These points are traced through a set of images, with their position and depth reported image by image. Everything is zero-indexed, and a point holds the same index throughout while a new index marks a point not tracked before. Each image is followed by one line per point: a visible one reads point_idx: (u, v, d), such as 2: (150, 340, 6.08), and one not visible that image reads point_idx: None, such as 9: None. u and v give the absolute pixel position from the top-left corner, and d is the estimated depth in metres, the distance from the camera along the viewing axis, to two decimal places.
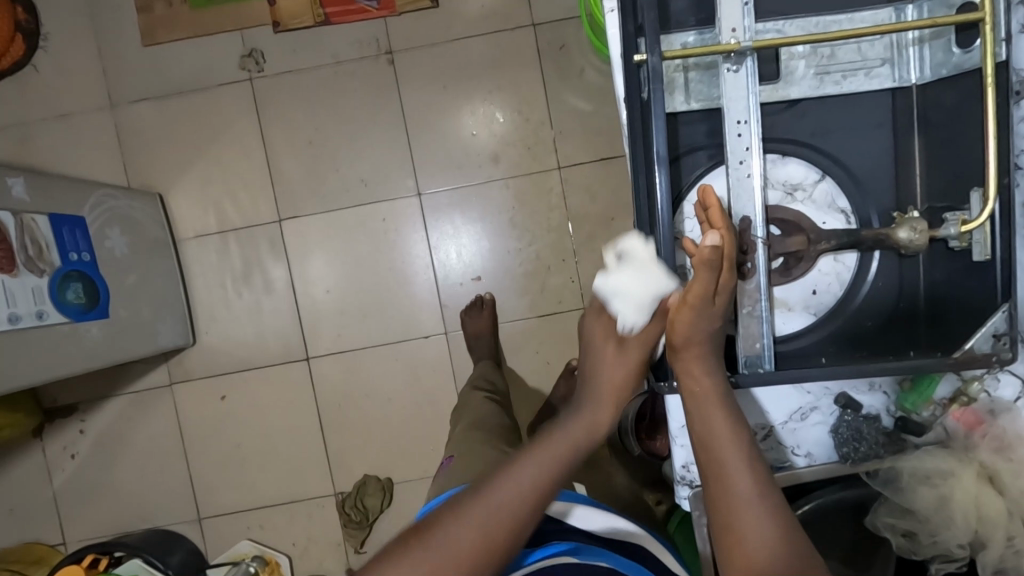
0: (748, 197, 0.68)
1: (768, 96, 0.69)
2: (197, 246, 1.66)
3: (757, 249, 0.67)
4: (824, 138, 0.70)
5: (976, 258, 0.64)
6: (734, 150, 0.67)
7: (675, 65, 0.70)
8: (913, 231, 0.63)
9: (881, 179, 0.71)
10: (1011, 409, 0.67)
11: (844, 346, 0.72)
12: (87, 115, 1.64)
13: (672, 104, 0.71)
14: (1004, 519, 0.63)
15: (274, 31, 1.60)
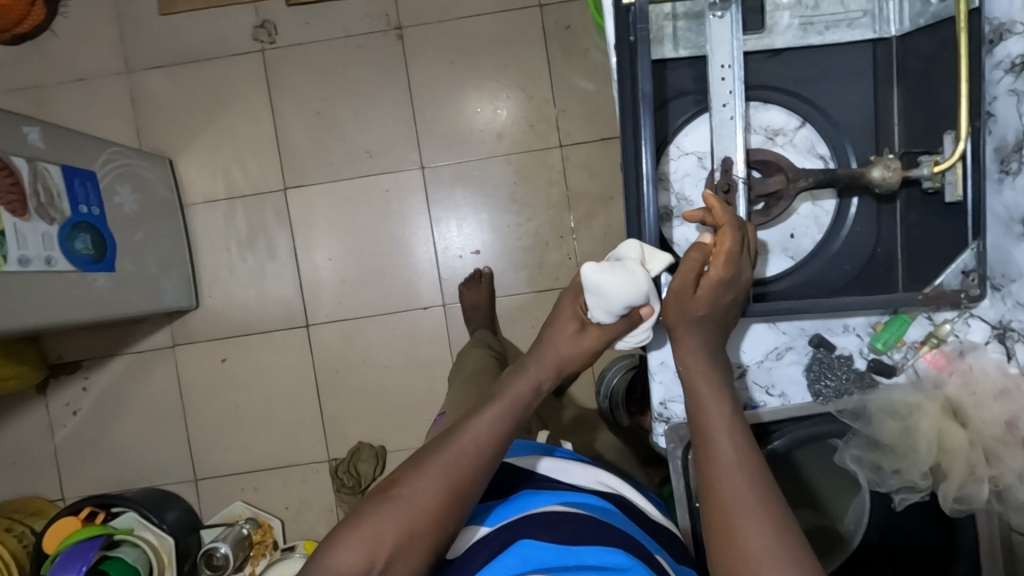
0: (729, 140, 0.70)
1: (753, 45, 0.71)
2: (204, 211, 1.70)
3: (738, 189, 0.69)
4: (806, 86, 0.73)
5: (948, 199, 0.67)
6: (717, 93, 0.69)
7: (665, 14, 0.71)
8: (885, 170, 0.66)
9: (860, 127, 0.74)
10: (978, 348, 0.69)
11: (822, 289, 0.75)
12: (103, 79, 1.68)
13: (661, 53, 0.73)
14: (966, 449, 0.66)
15: (288, 4, 1.65)
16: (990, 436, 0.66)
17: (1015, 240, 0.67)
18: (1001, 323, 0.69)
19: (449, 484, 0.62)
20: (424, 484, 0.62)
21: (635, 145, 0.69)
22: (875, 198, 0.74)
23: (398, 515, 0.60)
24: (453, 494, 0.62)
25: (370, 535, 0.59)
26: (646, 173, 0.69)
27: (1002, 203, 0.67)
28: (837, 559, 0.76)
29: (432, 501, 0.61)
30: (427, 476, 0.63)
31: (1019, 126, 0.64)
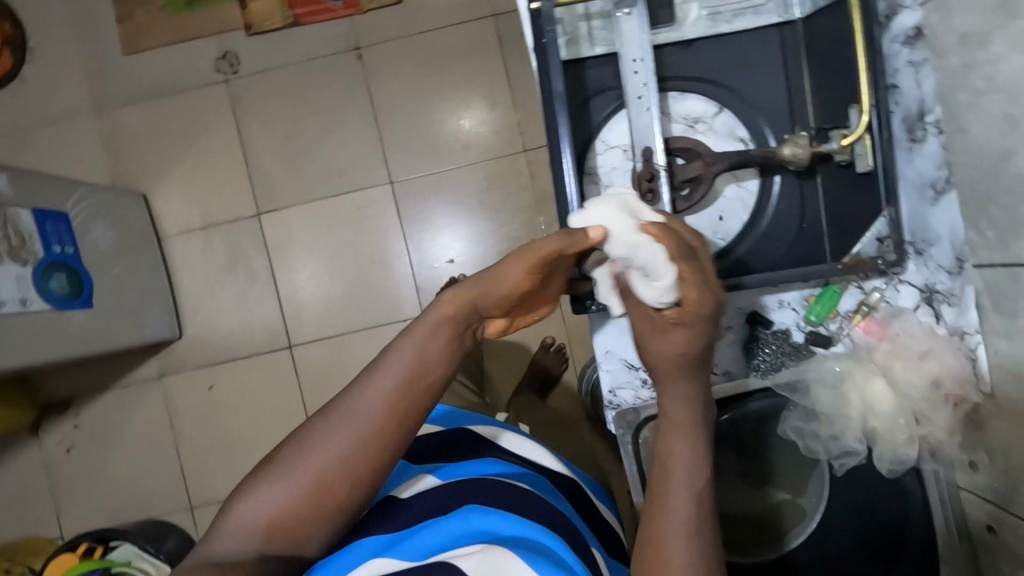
0: (646, 129, 0.72)
1: (666, 38, 0.74)
2: (182, 242, 1.73)
3: (660, 177, 0.71)
4: (720, 73, 0.76)
5: (859, 170, 0.70)
6: (631, 87, 0.72)
7: (578, 15, 0.74)
8: (794, 148, 0.70)
9: (777, 106, 0.76)
10: (905, 313, 0.71)
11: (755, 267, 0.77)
12: (74, 121, 1.72)
13: (579, 52, 0.76)
14: (894, 411, 0.69)
15: (248, 33, 1.69)
16: (917, 399, 0.68)
17: (928, 204, 0.68)
18: (926, 286, 0.70)
19: (343, 456, 0.58)
20: (320, 443, 0.58)
21: (557, 144, 0.72)
22: (796, 174, 0.76)
23: (292, 473, 0.57)
24: (349, 467, 0.58)
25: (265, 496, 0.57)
26: (568, 169, 0.72)
27: (915, 171, 0.69)
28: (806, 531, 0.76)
29: (327, 461, 0.57)
30: (328, 434, 0.58)
31: (918, 96, 0.66)
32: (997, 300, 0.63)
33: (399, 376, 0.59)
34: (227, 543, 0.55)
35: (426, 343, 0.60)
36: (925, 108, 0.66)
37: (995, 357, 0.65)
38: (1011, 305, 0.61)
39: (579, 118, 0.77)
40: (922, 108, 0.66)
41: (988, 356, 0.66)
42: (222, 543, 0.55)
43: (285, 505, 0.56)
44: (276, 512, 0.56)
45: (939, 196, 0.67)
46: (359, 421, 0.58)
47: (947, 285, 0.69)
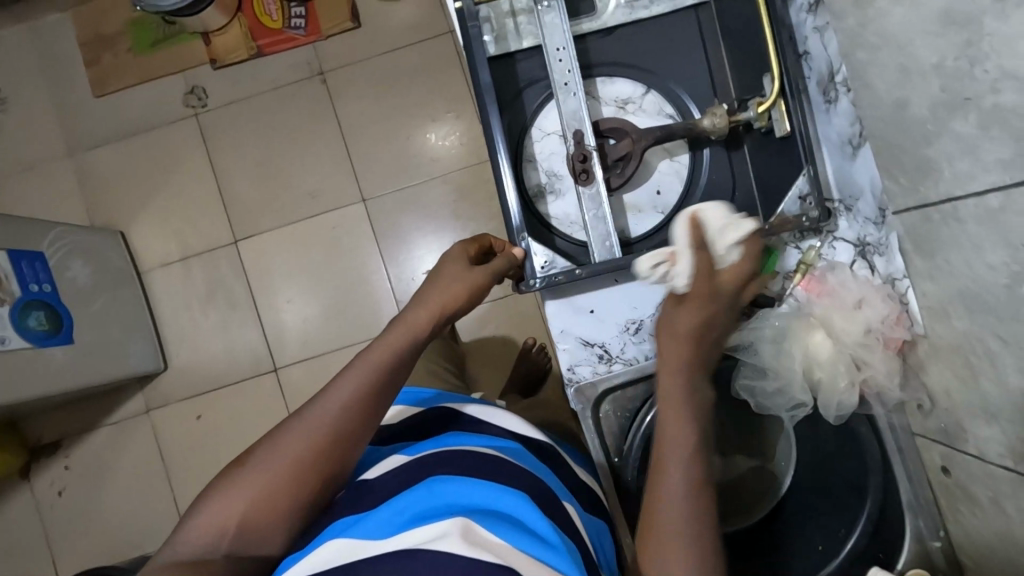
0: (574, 112, 0.75)
1: (588, 27, 0.78)
2: (162, 275, 1.75)
3: (591, 157, 0.74)
4: (642, 57, 0.80)
5: (778, 134, 0.73)
6: (558, 74, 0.75)
7: (504, 12, 0.78)
8: (712, 119, 0.73)
9: (699, 83, 0.81)
10: (841, 266, 0.74)
11: None
12: (49, 165, 1.75)
13: (505, 47, 0.79)
14: (833, 358, 0.71)
15: (214, 67, 1.73)
16: (853, 343, 0.71)
17: (849, 159, 0.72)
18: (859, 240, 0.74)
19: (303, 447, 0.60)
20: (279, 446, 0.61)
21: (490, 133, 0.75)
22: (723, 145, 0.80)
23: (253, 477, 0.59)
24: (308, 459, 0.60)
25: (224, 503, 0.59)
26: (502, 157, 0.75)
27: (835, 130, 0.72)
28: (777, 498, 0.81)
29: (288, 463, 0.60)
30: (287, 438, 0.61)
31: (826, 59, 0.70)
32: (917, 243, 0.65)
33: (356, 372, 0.63)
34: (195, 540, 0.57)
35: (385, 349, 0.64)
36: (833, 71, 0.70)
37: (924, 297, 0.67)
38: (930, 245, 0.63)
39: (514, 111, 0.81)
40: (831, 69, 0.70)
41: (919, 298, 0.68)
42: (185, 543, 0.58)
43: (244, 500, 0.59)
44: (232, 518, 0.58)
45: (857, 151, 0.70)
46: (318, 413, 0.61)
47: (876, 237, 0.71)
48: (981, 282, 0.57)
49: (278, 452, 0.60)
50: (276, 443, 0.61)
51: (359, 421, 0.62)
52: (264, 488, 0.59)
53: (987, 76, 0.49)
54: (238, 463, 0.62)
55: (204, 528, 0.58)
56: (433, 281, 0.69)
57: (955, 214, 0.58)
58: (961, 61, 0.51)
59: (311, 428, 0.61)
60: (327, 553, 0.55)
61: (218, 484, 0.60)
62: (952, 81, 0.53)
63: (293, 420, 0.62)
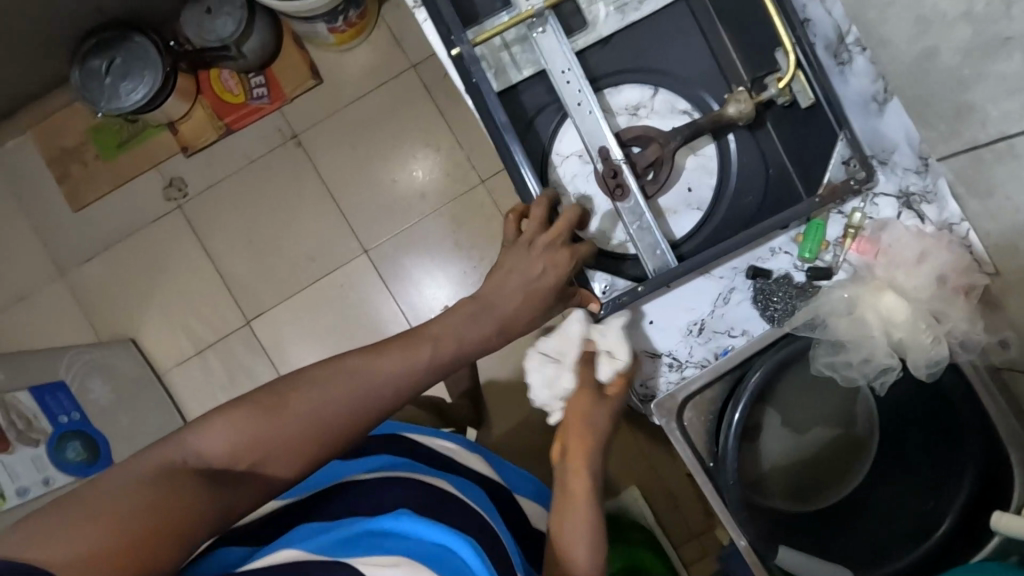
0: (594, 130, 0.74)
1: (585, 42, 0.77)
2: (181, 372, 1.71)
3: (623, 171, 0.73)
4: (645, 58, 0.79)
5: (804, 105, 0.72)
6: (569, 95, 0.74)
7: (498, 46, 0.78)
8: (738, 106, 0.73)
9: (706, 72, 0.80)
10: (891, 222, 0.73)
11: (738, 223, 0.80)
12: (44, 289, 1.72)
13: (507, 80, 0.79)
14: (913, 317, 0.69)
15: (186, 154, 1.70)
16: (928, 298, 0.69)
17: (876, 116, 0.72)
18: (902, 192, 0.73)
19: (355, 406, 0.59)
20: (325, 397, 0.58)
21: (517, 169, 0.75)
22: (747, 129, 0.80)
23: (289, 422, 0.56)
24: (341, 424, 0.59)
25: (247, 431, 0.55)
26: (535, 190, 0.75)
27: (854, 91, 0.73)
28: (869, 460, 0.85)
29: (331, 420, 0.58)
30: (342, 389, 0.59)
31: (833, 23, 0.70)
32: (968, 184, 0.65)
33: (422, 366, 0.64)
34: (204, 458, 0.54)
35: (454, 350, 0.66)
36: (843, 32, 0.69)
37: (987, 236, 0.67)
38: (985, 184, 0.63)
39: (530, 141, 0.81)
40: (840, 32, 0.70)
41: (982, 238, 0.67)
42: (196, 453, 0.54)
43: (272, 435, 0.56)
44: (249, 455, 0.55)
45: (885, 105, 0.70)
46: (367, 382, 0.60)
47: (920, 186, 0.71)
48: None
49: (324, 401, 0.58)
50: (326, 394, 0.58)
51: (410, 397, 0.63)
52: (297, 435, 0.56)
53: None
54: (277, 393, 0.58)
55: (218, 450, 0.54)
56: (521, 273, 0.70)
57: (1011, 150, 0.57)
58: (994, 4, 0.50)
59: (366, 392, 0.60)
60: (271, 556, 0.54)
61: (246, 405, 0.57)
62: (986, 25, 0.52)
63: (349, 375, 0.60)
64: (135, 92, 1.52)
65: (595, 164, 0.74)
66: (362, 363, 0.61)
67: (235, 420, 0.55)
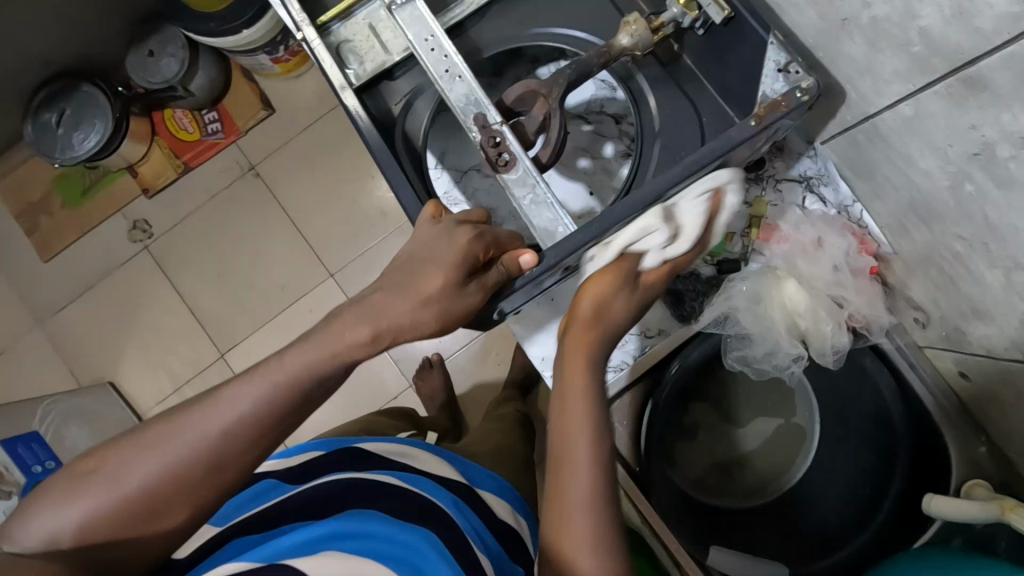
0: (465, 98, 0.69)
1: (463, 11, 0.77)
2: (163, 411, 1.60)
3: (504, 138, 0.67)
4: (542, 18, 0.79)
5: (719, 21, 0.63)
6: (436, 62, 0.70)
7: (364, 27, 0.77)
8: (630, 32, 0.68)
9: (607, 26, 0.78)
10: (791, 209, 0.72)
11: (666, 164, 0.73)
12: (20, 341, 1.63)
13: (377, 59, 0.77)
14: (814, 302, 0.69)
15: (148, 196, 1.63)
16: (825, 283, 0.69)
17: None
18: (803, 176, 0.71)
19: (175, 462, 0.50)
20: (139, 458, 0.50)
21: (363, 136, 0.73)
22: (664, 68, 0.74)
23: (104, 491, 0.49)
24: (153, 489, 0.49)
25: (65, 508, 0.49)
26: (387, 159, 0.72)
27: None
28: (812, 450, 0.81)
29: (152, 483, 0.49)
30: (160, 444, 0.50)
31: None
32: (854, 166, 0.64)
33: (270, 391, 0.53)
34: (28, 544, 0.49)
35: (357, 324, 0.57)
36: None
37: (880, 217, 0.66)
38: (866, 167, 0.61)
39: (408, 128, 0.81)
40: None
41: (875, 218, 0.67)
42: (23, 544, 0.49)
43: (89, 511, 0.49)
44: (70, 535, 0.48)
45: None
46: (173, 439, 0.51)
47: (815, 169, 0.70)
48: (923, 189, 0.55)
49: (138, 462, 0.50)
50: (140, 451, 0.50)
51: (251, 441, 0.52)
52: (116, 504, 0.49)
53: None
54: (94, 461, 0.51)
55: (38, 534, 0.48)
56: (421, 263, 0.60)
57: (877, 130, 0.55)
58: None
59: (194, 437, 0.51)
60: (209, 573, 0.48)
61: (66, 479, 0.50)
62: (826, 6, 0.50)
63: (171, 425, 0.51)
64: (88, 140, 1.45)
65: (472, 135, 0.69)
66: (189, 406, 0.52)
67: (52, 498, 0.49)
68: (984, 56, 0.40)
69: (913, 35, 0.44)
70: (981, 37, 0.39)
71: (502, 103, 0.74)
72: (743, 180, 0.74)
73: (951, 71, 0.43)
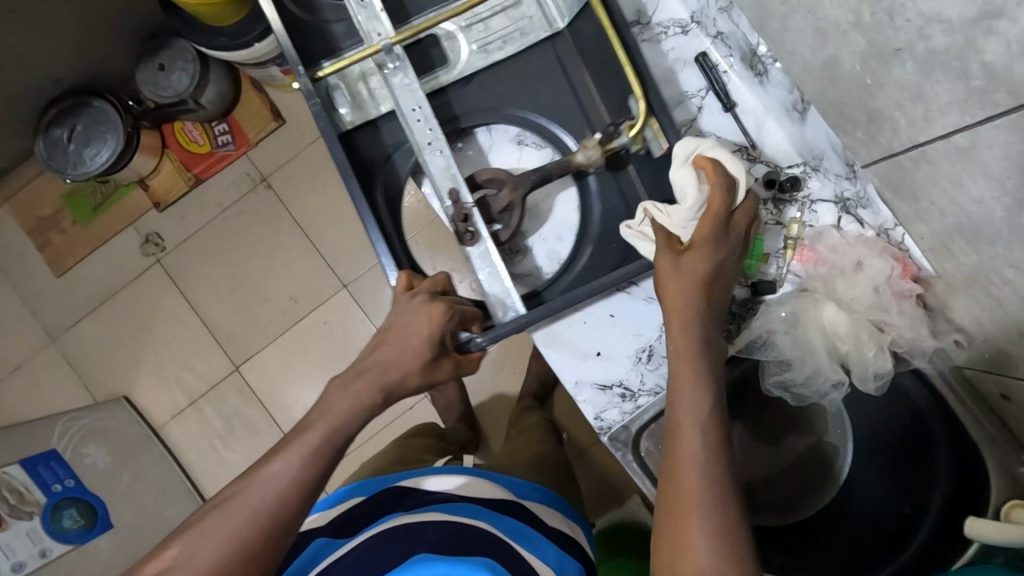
0: (444, 171, 0.73)
1: (446, 77, 0.78)
2: (178, 426, 1.56)
3: (473, 217, 0.72)
4: (516, 99, 0.79)
5: (656, 154, 0.72)
6: (420, 133, 0.74)
7: (359, 74, 0.78)
8: (586, 152, 0.72)
9: (572, 112, 0.79)
10: (827, 230, 0.72)
11: (611, 254, 0.78)
12: (34, 359, 1.61)
13: (364, 111, 0.79)
14: (852, 326, 0.68)
15: (160, 210, 1.59)
16: (865, 307, 0.69)
17: (801, 124, 0.70)
18: (839, 197, 0.71)
19: (233, 540, 0.56)
20: (197, 548, 0.55)
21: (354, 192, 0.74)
22: (610, 170, 0.78)
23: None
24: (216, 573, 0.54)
25: None
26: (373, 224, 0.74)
27: (776, 98, 0.72)
28: (846, 467, 0.81)
29: (214, 562, 0.55)
30: (214, 530, 0.56)
31: (744, 35, 0.70)
32: (895, 189, 0.62)
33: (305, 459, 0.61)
34: None
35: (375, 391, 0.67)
36: (755, 46, 0.70)
37: (921, 240, 0.64)
38: (910, 191, 0.60)
39: (388, 180, 0.82)
40: (752, 45, 0.70)
41: (916, 241, 0.65)
42: None
43: None
44: None
45: (805, 114, 0.69)
46: (223, 526, 0.56)
47: (853, 191, 0.69)
48: (969, 215, 0.54)
49: (198, 552, 0.55)
50: (196, 542, 0.56)
51: (294, 504, 0.59)
52: None
53: (911, 23, 0.46)
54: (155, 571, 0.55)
55: None
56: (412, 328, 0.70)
57: (925, 157, 0.54)
58: (878, 15, 0.47)
59: (244, 514, 0.57)
60: None
61: None
62: (876, 34, 0.49)
63: (219, 513, 0.57)
64: (99, 154, 1.43)
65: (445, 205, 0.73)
66: (234, 494, 0.59)
67: None
68: None
69: (975, 68, 0.43)
70: None
71: (471, 179, 0.78)
72: (777, 200, 0.74)
73: (1013, 105, 0.42)
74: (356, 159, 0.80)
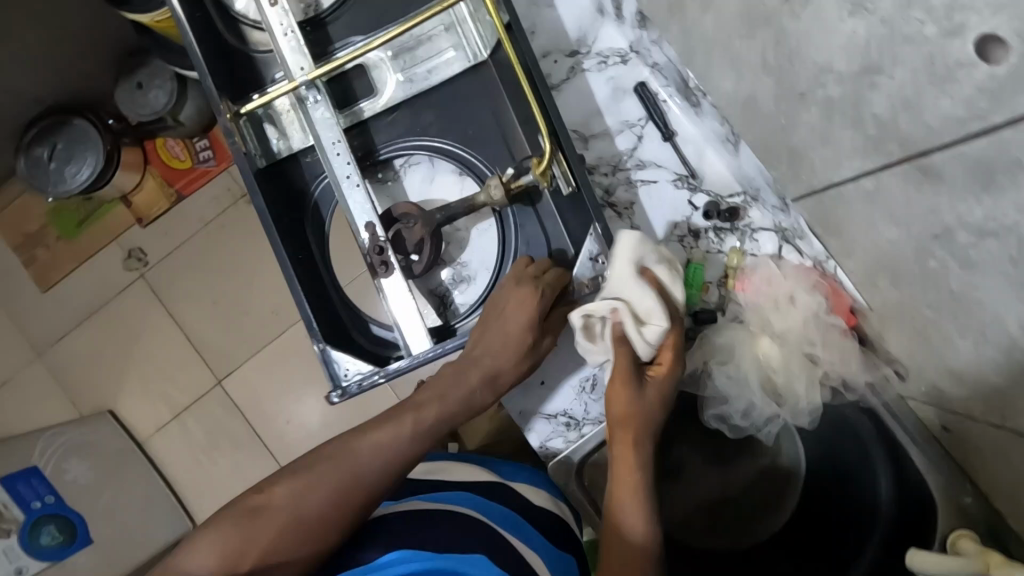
0: (362, 206, 0.72)
1: (371, 110, 0.78)
2: (163, 439, 1.43)
3: (386, 249, 0.71)
4: (444, 129, 0.79)
5: (565, 191, 0.71)
6: (339, 168, 0.73)
7: (285, 107, 0.77)
8: (489, 192, 0.71)
9: (494, 143, 0.79)
10: (765, 262, 0.71)
11: None
12: (23, 371, 1.47)
13: (292, 143, 0.78)
14: (783, 359, 0.69)
15: (142, 225, 1.45)
16: (798, 340, 0.69)
17: (736, 155, 0.70)
18: (778, 227, 0.71)
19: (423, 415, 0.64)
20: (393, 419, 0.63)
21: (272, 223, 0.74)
22: (526, 203, 0.77)
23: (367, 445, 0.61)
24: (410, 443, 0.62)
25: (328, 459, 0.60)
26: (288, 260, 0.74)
27: (711, 128, 0.72)
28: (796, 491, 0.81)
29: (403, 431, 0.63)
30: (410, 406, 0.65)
31: (675, 68, 0.70)
32: (821, 224, 0.62)
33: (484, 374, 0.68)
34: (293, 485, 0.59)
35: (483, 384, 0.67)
36: (686, 77, 0.69)
37: (851, 273, 0.63)
38: (834, 225, 0.59)
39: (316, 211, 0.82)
40: (683, 76, 0.69)
41: (848, 275, 0.64)
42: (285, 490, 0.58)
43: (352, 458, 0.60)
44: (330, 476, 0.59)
45: (738, 146, 0.69)
46: (342, 463, 0.60)
47: (789, 223, 0.68)
48: (889, 256, 0.53)
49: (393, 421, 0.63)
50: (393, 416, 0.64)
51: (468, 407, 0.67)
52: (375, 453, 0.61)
53: (808, 70, 0.45)
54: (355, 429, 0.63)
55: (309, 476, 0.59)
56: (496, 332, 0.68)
57: (841, 197, 0.54)
58: (780, 57, 0.47)
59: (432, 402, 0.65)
60: None
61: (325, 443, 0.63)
62: (782, 76, 0.49)
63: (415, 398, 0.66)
64: (79, 172, 1.30)
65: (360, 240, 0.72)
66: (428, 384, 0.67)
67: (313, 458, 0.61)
68: (938, 148, 0.38)
69: (868, 119, 0.42)
70: (931, 129, 0.38)
71: (387, 214, 0.77)
72: (719, 229, 0.74)
73: (905, 156, 0.42)
74: (280, 188, 0.79)
